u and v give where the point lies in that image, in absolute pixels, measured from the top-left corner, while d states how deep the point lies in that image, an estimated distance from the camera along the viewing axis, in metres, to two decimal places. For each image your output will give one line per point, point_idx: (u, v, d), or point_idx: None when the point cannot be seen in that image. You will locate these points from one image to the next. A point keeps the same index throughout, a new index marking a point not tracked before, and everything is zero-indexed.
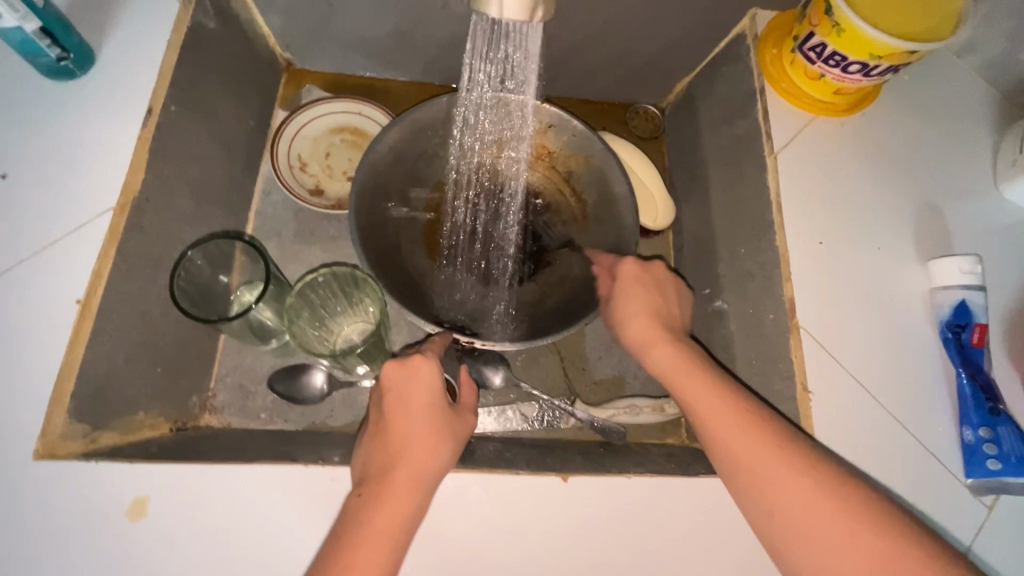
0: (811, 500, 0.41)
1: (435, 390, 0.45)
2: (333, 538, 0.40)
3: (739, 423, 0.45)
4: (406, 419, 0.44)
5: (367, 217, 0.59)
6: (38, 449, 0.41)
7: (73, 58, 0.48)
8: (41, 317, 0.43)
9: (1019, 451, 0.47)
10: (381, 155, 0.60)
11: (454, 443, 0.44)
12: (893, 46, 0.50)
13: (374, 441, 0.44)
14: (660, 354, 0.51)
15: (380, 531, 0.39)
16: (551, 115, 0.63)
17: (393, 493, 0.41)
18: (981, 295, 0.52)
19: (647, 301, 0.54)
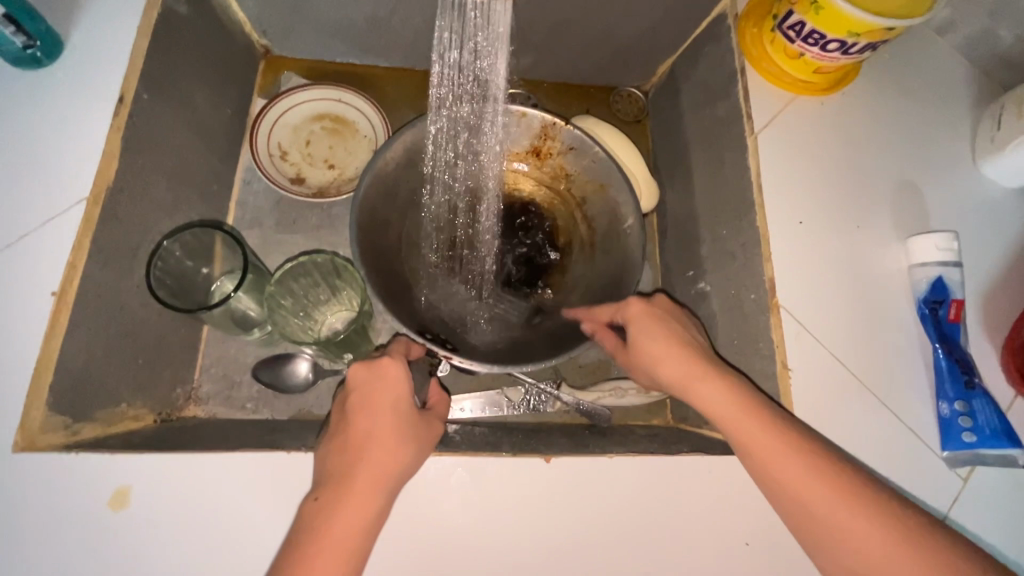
0: (793, 475, 0.42)
1: (400, 389, 0.45)
2: (294, 540, 0.39)
3: (728, 404, 0.45)
4: (370, 419, 0.43)
5: (369, 222, 0.57)
6: (17, 442, 0.40)
7: (39, 46, 0.47)
8: (14, 310, 0.42)
9: (993, 424, 0.48)
10: (391, 157, 0.58)
11: (418, 444, 0.44)
12: (869, 22, 0.50)
13: (333, 442, 0.43)
14: (703, 391, 0.47)
15: (342, 533, 0.39)
16: (573, 137, 0.62)
17: (355, 492, 0.40)
18: (957, 271, 0.52)
19: (672, 334, 0.50)
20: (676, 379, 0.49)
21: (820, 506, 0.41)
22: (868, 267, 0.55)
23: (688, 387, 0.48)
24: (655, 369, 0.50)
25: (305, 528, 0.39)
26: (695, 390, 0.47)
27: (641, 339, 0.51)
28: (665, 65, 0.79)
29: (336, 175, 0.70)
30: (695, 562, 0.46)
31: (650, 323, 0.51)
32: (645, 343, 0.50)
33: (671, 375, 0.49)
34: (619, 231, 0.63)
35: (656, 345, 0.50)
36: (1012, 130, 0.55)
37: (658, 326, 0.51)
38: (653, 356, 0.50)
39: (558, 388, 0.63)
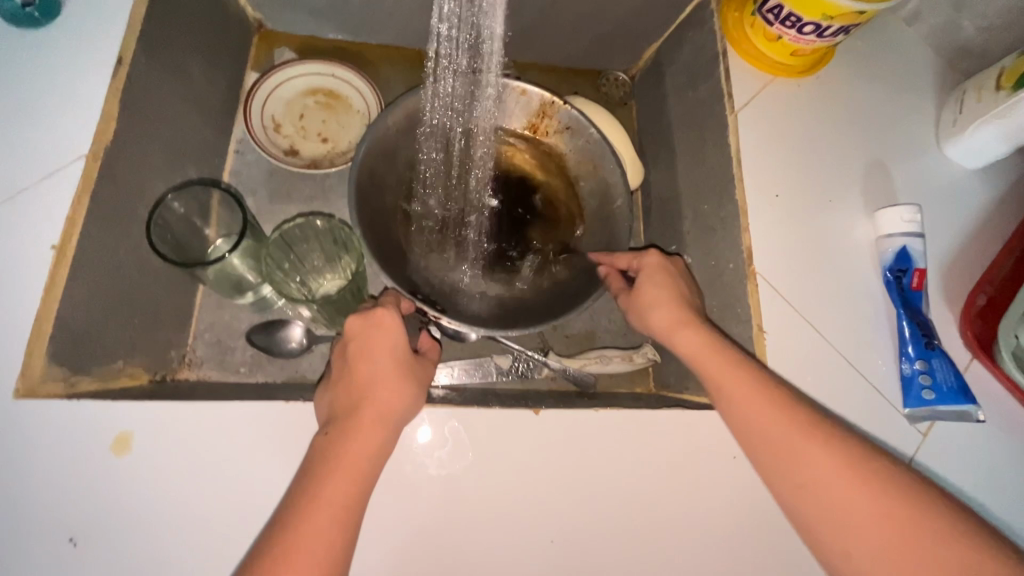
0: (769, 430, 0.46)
1: (396, 335, 0.47)
2: (302, 475, 0.41)
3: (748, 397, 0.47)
4: (369, 363, 0.46)
5: (368, 182, 0.60)
6: (18, 389, 0.41)
7: (38, 5, 0.48)
8: (15, 260, 0.43)
9: (949, 381, 0.53)
10: (392, 121, 0.61)
11: (417, 385, 0.46)
12: (842, 6, 0.53)
13: (338, 386, 0.45)
14: (684, 337, 0.52)
15: (351, 461, 0.41)
16: (569, 116, 0.66)
17: (362, 427, 0.43)
18: (918, 241, 0.56)
19: (672, 287, 0.55)
20: (665, 323, 0.53)
21: (793, 460, 0.44)
22: (837, 239, 0.58)
23: (674, 331, 0.52)
24: (651, 311, 0.54)
25: (314, 462, 0.42)
26: (682, 332, 0.52)
27: (644, 286, 0.55)
28: (650, 50, 0.82)
29: (330, 148, 0.71)
30: (678, 511, 0.49)
31: (657, 274, 0.56)
32: (649, 287, 0.55)
33: (662, 320, 0.53)
34: (609, 209, 0.66)
35: (657, 292, 0.54)
36: (973, 113, 0.59)
37: (662, 278, 0.55)
38: (650, 302, 0.54)
39: (545, 355, 0.66)
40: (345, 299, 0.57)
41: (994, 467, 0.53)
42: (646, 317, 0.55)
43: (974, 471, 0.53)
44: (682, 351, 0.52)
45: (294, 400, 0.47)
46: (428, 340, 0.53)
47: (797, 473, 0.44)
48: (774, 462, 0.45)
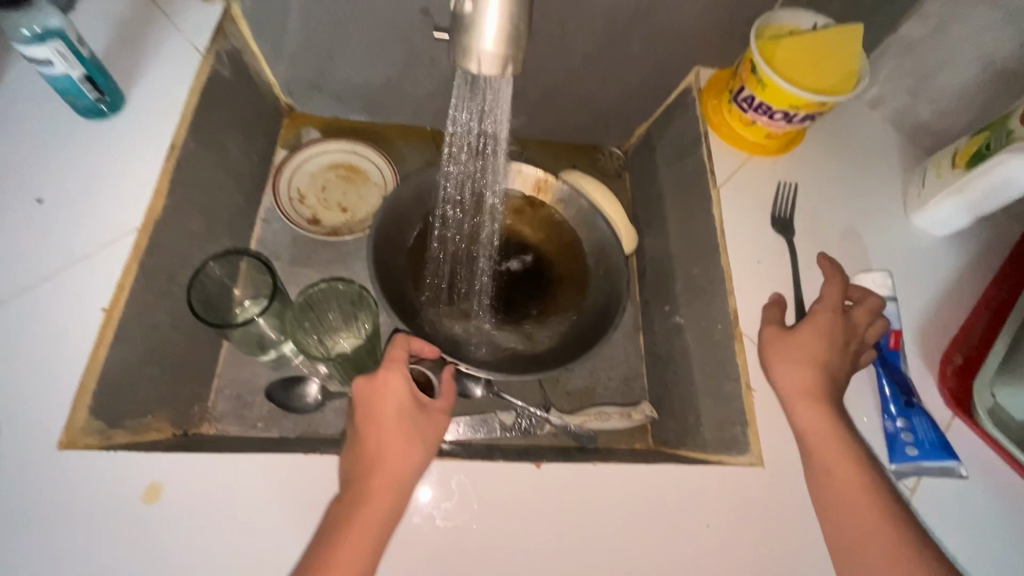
0: (840, 485, 0.50)
1: (403, 399, 0.50)
2: (318, 541, 0.44)
3: (815, 425, 0.52)
4: (379, 426, 0.48)
5: (381, 242, 0.66)
6: (62, 440, 0.45)
7: (108, 101, 0.55)
8: (68, 321, 0.48)
9: (930, 438, 0.56)
10: (405, 190, 0.68)
11: (424, 447, 0.49)
12: (805, 97, 0.61)
13: (351, 450, 0.48)
14: (804, 405, 0.53)
15: (364, 525, 0.44)
16: (563, 190, 0.73)
17: (374, 491, 0.46)
18: (892, 305, 0.61)
19: (823, 358, 0.54)
20: (791, 383, 0.54)
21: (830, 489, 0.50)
22: None
23: (797, 399, 0.53)
24: (782, 366, 0.55)
25: (329, 527, 0.44)
26: (801, 406, 0.53)
27: (792, 348, 0.55)
28: (641, 128, 0.90)
29: (349, 218, 0.78)
30: (677, 566, 0.51)
31: (816, 341, 0.55)
32: (797, 350, 0.55)
33: (787, 380, 0.54)
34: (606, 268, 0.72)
35: (799, 355, 0.54)
36: (934, 188, 0.66)
37: (824, 343, 0.55)
38: (788, 360, 0.55)
39: (548, 412, 0.69)
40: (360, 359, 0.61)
41: (981, 521, 0.55)
42: (775, 365, 0.55)
43: (964, 527, 0.55)
44: (798, 417, 0.53)
45: (312, 452, 0.50)
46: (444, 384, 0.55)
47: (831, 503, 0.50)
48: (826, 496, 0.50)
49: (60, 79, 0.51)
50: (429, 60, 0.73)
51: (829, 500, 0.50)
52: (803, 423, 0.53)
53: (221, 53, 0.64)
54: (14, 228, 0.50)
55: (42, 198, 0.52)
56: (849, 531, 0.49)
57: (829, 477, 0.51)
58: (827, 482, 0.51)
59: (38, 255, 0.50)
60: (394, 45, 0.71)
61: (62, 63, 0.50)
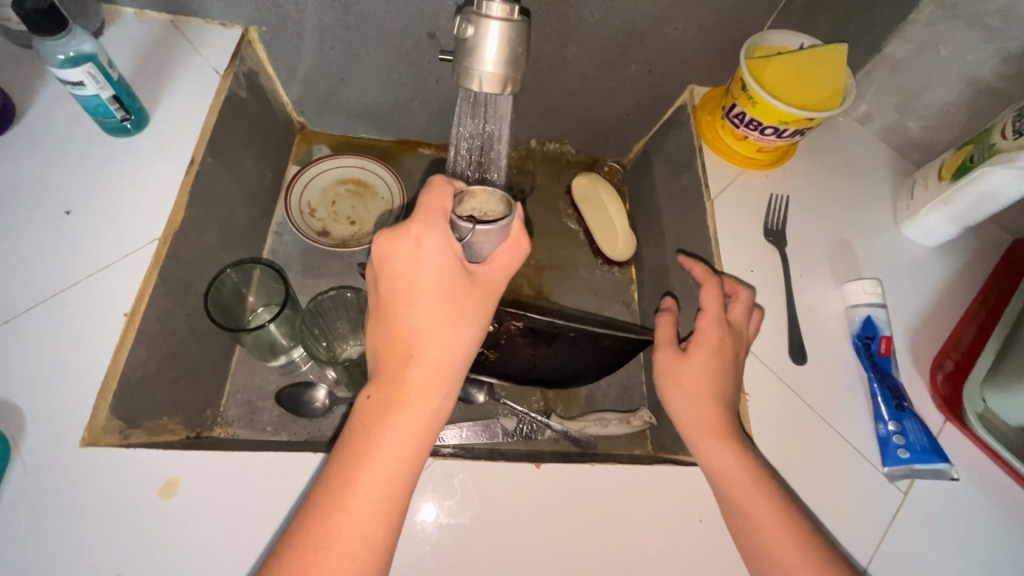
0: (761, 532, 0.48)
1: (443, 269, 0.43)
2: (359, 426, 0.43)
3: (727, 466, 0.51)
4: (418, 304, 0.43)
5: None
6: (84, 437, 0.47)
7: (133, 120, 0.58)
8: (91, 325, 0.51)
9: (922, 441, 0.56)
10: None
11: (472, 325, 0.45)
12: (794, 113, 0.63)
13: (389, 327, 0.44)
14: (709, 446, 0.52)
15: (410, 417, 0.43)
16: None
17: (420, 383, 0.43)
18: (882, 311, 0.62)
19: (717, 382, 0.54)
20: (688, 416, 0.54)
21: (761, 543, 0.48)
22: (809, 310, 0.65)
23: (700, 438, 0.53)
24: (678, 399, 0.55)
25: (371, 414, 0.43)
26: (705, 447, 0.52)
27: (687, 375, 0.55)
28: (639, 145, 0.93)
29: (357, 230, 0.81)
30: (672, 566, 0.52)
31: (711, 367, 0.54)
32: (689, 379, 0.54)
33: (684, 413, 0.54)
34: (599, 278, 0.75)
35: (696, 385, 0.54)
36: (922, 200, 0.68)
37: (717, 369, 0.54)
38: (685, 393, 0.54)
39: (548, 417, 0.71)
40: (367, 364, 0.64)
41: (973, 523, 0.56)
42: (672, 402, 0.55)
43: (955, 529, 0.56)
44: (708, 460, 0.52)
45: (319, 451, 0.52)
46: (495, 241, 0.46)
47: (761, 557, 0.48)
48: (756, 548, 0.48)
49: (89, 100, 0.54)
50: (435, 80, 0.77)
51: (747, 535, 0.49)
52: (711, 464, 0.52)
53: (239, 76, 0.68)
54: (44, 238, 0.53)
55: (70, 210, 0.55)
56: None
57: (749, 523, 0.49)
58: (752, 532, 0.49)
59: (65, 263, 0.53)
60: (401, 67, 0.74)
61: (93, 85, 0.53)
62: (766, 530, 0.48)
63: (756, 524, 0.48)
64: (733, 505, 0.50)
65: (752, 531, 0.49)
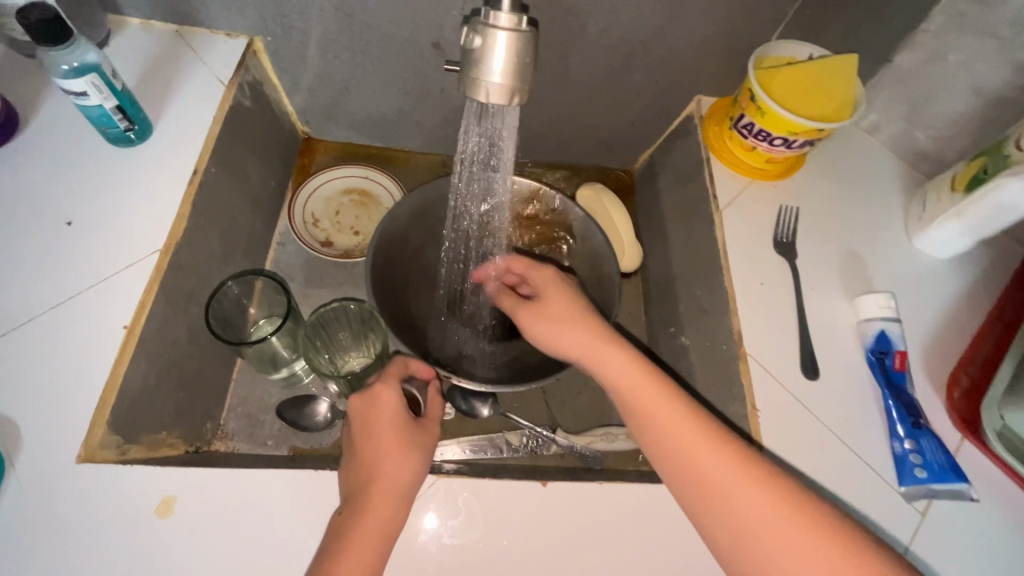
0: (698, 462, 0.48)
1: (394, 407, 0.51)
2: (321, 556, 0.45)
3: (626, 378, 0.53)
4: (374, 439, 0.49)
5: (384, 256, 0.68)
6: (80, 454, 0.46)
7: (136, 130, 0.58)
8: (90, 338, 0.50)
9: (939, 459, 0.55)
10: (405, 207, 0.70)
11: (422, 457, 0.50)
12: (803, 124, 0.62)
13: (350, 465, 0.49)
14: (614, 364, 0.54)
15: (367, 537, 0.44)
16: (557, 201, 0.74)
17: (375, 503, 0.46)
18: (896, 325, 0.61)
19: (574, 304, 0.59)
20: (572, 340, 0.57)
21: (707, 480, 0.47)
22: (821, 322, 0.64)
23: (596, 357, 0.55)
24: (551, 325, 0.58)
25: (331, 541, 0.45)
26: (602, 363, 0.55)
27: (550, 301, 0.59)
28: (645, 154, 0.92)
29: (361, 240, 0.80)
30: None
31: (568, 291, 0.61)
32: (552, 304, 0.59)
33: (566, 338, 0.57)
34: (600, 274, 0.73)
35: (558, 309, 0.58)
36: (935, 211, 0.67)
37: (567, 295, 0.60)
38: (555, 321, 0.58)
39: (554, 432, 0.70)
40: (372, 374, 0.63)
41: (993, 544, 0.54)
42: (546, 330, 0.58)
43: (975, 550, 0.54)
44: (609, 377, 0.54)
45: (321, 468, 0.51)
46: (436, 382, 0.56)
47: (721, 502, 0.46)
48: (709, 492, 0.47)
49: (93, 110, 0.54)
50: (439, 90, 0.76)
51: (682, 472, 0.48)
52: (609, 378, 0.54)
53: (243, 85, 0.67)
54: (45, 249, 0.53)
55: (71, 221, 0.54)
56: (748, 526, 0.45)
57: (690, 462, 0.48)
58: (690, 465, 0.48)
59: (64, 274, 0.52)
60: (405, 76, 0.74)
61: (97, 95, 0.52)
62: (707, 460, 0.47)
63: (692, 462, 0.48)
64: (660, 434, 0.50)
65: (695, 469, 0.48)
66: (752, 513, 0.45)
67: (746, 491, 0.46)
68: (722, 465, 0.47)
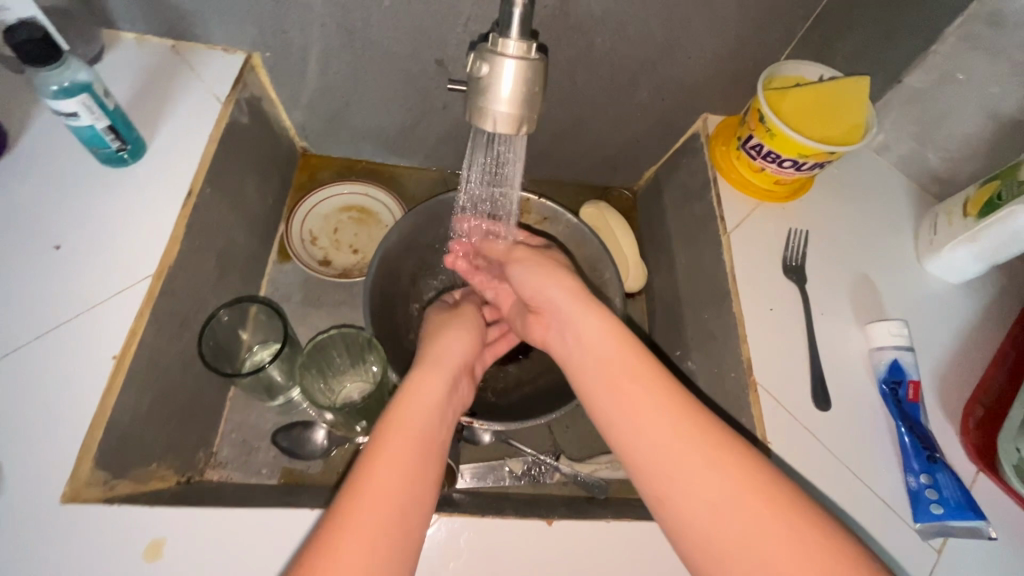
0: (630, 389, 0.48)
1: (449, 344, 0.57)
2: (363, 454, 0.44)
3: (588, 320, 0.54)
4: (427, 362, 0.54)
5: (380, 295, 0.67)
6: (65, 493, 0.44)
7: (129, 150, 0.56)
8: (77, 369, 0.48)
9: (957, 496, 0.53)
10: (395, 242, 0.68)
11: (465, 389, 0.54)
12: (814, 146, 0.61)
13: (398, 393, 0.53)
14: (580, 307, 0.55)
15: (408, 440, 0.45)
16: (545, 209, 0.74)
17: (417, 411, 0.48)
18: (909, 354, 0.59)
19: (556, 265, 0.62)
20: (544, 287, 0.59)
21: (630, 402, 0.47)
22: (831, 349, 0.62)
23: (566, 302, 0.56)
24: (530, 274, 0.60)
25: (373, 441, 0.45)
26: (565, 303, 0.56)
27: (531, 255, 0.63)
28: (650, 171, 0.91)
29: (360, 259, 0.79)
30: None
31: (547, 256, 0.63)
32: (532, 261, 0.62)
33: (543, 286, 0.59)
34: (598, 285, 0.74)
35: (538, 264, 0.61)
36: (946, 235, 0.65)
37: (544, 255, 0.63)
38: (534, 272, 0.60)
39: (557, 459, 0.68)
40: (370, 406, 0.61)
41: None
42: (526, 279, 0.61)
43: None
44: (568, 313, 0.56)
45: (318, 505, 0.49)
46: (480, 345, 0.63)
47: (634, 425, 0.46)
48: (628, 415, 0.47)
49: (84, 131, 0.52)
50: (441, 107, 0.75)
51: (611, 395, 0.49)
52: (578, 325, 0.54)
53: (241, 102, 0.66)
54: (32, 274, 0.51)
55: (60, 244, 0.52)
56: (654, 441, 0.44)
57: (615, 390, 0.48)
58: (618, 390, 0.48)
59: (52, 302, 0.50)
60: (406, 92, 0.72)
61: (88, 116, 0.50)
62: (634, 389, 0.48)
63: (620, 385, 0.48)
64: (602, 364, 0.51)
65: (620, 396, 0.48)
66: (658, 430, 0.45)
67: (652, 417, 0.45)
68: (649, 393, 0.47)
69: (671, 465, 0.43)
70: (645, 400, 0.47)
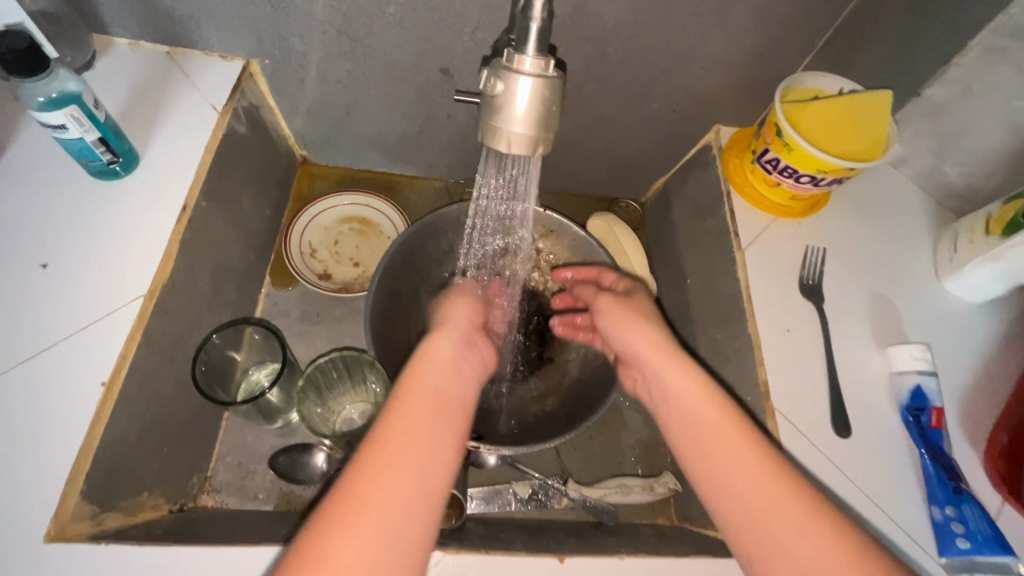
0: (702, 426, 0.47)
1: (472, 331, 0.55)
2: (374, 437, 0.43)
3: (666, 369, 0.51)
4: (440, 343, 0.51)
5: (381, 313, 0.65)
6: (49, 530, 0.42)
7: (121, 162, 0.54)
8: (64, 396, 0.45)
9: (985, 530, 0.51)
10: (397, 256, 0.66)
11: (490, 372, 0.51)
12: (833, 162, 0.59)
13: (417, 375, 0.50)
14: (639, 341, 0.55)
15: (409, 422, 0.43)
16: (552, 221, 0.71)
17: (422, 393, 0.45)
18: (933, 379, 0.57)
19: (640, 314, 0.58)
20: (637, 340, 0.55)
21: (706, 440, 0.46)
22: (850, 373, 0.60)
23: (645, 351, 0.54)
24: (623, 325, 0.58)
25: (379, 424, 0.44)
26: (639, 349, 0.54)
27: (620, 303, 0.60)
28: (658, 182, 0.89)
29: (361, 272, 0.76)
30: None
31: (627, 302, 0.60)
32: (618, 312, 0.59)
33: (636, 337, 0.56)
34: None
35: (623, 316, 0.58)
36: (968, 254, 0.63)
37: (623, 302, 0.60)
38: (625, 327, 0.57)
39: (565, 484, 0.65)
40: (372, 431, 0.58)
41: None
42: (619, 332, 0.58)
43: None
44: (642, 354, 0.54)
45: None
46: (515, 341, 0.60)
47: (707, 458, 0.45)
48: (698, 451, 0.46)
49: (73, 143, 0.49)
50: (446, 116, 0.72)
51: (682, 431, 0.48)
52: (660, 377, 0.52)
53: (238, 110, 0.63)
54: (17, 295, 0.48)
55: (47, 263, 0.50)
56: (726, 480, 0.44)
57: (697, 436, 0.47)
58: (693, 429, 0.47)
59: (38, 325, 0.48)
60: (409, 100, 0.70)
61: (78, 129, 0.48)
62: (711, 430, 0.46)
63: (698, 428, 0.47)
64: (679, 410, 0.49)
65: (702, 441, 0.46)
66: (732, 469, 0.44)
67: (731, 453, 0.44)
68: (718, 426, 0.46)
69: (746, 501, 0.42)
70: (726, 441, 0.45)
